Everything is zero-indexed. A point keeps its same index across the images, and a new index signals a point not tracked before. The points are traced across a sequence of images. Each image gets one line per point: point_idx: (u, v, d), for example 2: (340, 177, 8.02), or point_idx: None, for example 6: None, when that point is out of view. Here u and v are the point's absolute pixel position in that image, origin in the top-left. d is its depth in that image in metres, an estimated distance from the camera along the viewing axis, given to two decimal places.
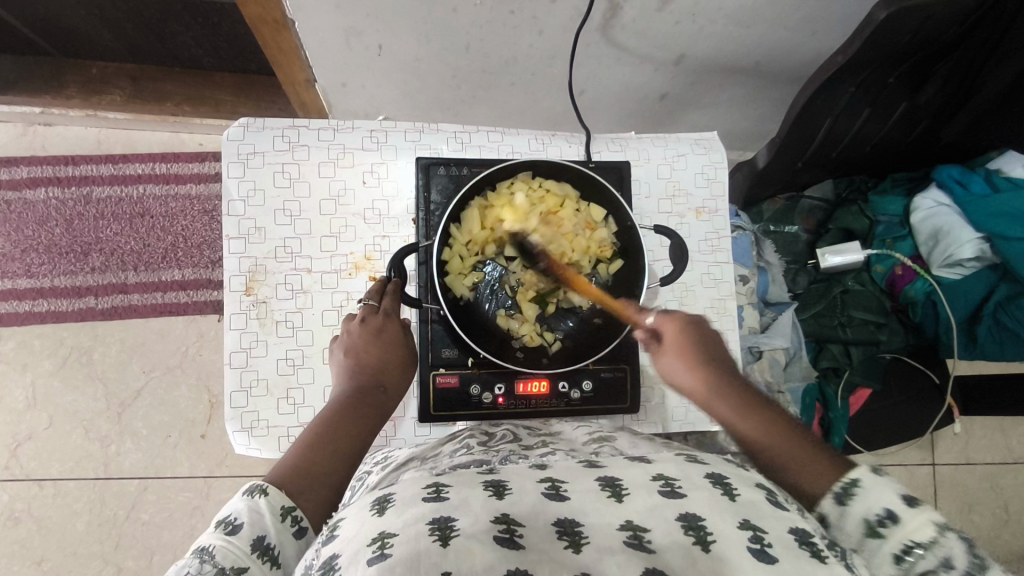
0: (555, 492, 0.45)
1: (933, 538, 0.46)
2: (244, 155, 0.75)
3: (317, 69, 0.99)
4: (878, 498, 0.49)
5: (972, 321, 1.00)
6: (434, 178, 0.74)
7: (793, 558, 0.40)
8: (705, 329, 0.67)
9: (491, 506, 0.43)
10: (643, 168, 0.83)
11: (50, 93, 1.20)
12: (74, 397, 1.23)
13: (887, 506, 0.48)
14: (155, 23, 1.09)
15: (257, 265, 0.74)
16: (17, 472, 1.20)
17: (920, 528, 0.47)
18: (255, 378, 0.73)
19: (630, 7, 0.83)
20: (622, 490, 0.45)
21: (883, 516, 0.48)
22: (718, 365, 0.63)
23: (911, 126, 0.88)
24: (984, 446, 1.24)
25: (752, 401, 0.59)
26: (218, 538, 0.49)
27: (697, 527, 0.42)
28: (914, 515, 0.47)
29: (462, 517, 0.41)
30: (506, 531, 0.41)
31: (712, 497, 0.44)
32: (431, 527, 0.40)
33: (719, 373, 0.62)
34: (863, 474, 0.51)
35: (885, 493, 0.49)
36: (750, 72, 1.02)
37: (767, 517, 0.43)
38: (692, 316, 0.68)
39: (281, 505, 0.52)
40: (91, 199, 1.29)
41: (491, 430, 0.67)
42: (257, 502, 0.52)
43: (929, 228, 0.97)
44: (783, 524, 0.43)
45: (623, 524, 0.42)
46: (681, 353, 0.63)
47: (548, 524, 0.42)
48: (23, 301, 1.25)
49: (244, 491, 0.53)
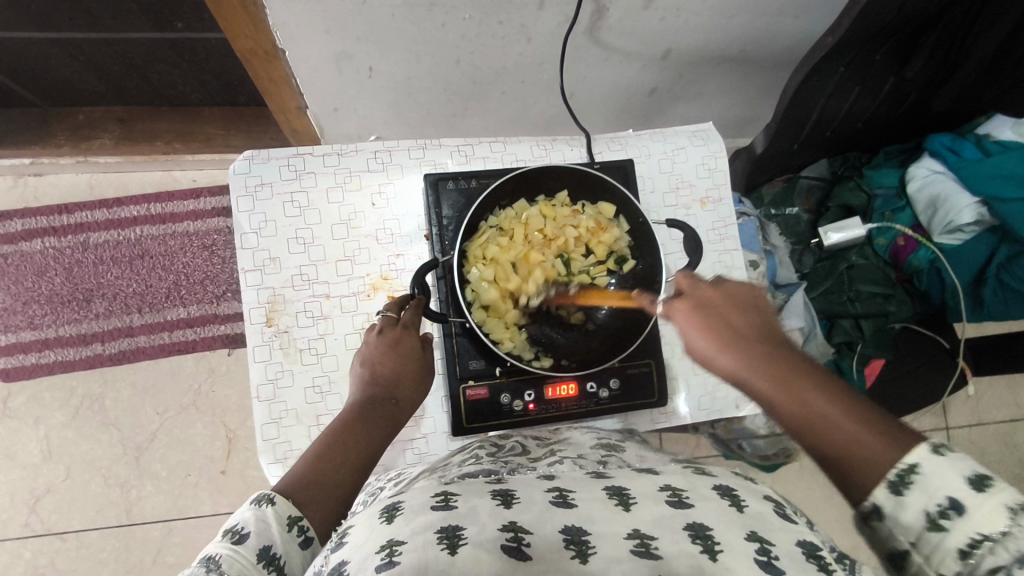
0: (562, 500, 0.46)
1: (1006, 528, 0.39)
2: (252, 187, 0.75)
3: (308, 97, 1.00)
4: (940, 485, 0.42)
5: (977, 284, 1.00)
6: (444, 193, 0.74)
7: (799, 569, 0.41)
8: (740, 296, 0.58)
9: (498, 516, 0.43)
10: (645, 165, 0.84)
11: (41, 142, 1.20)
12: (89, 446, 1.23)
13: (950, 495, 0.41)
14: (141, 66, 1.09)
15: (275, 295, 0.74)
16: (38, 527, 1.19)
17: (991, 518, 0.39)
18: (284, 409, 0.73)
19: (615, 8, 0.85)
20: (630, 499, 0.46)
21: (945, 506, 0.41)
22: (757, 344, 0.53)
23: (900, 99, 0.88)
24: (994, 406, 1.28)
25: (795, 376, 0.50)
26: (223, 546, 0.49)
27: (704, 536, 0.42)
28: (981, 504, 0.40)
29: (470, 526, 0.41)
30: (514, 539, 0.41)
31: (719, 509, 0.46)
32: (439, 535, 0.40)
33: (755, 349, 0.53)
34: (921, 454, 0.43)
35: (948, 478, 0.42)
36: (737, 60, 1.04)
37: (775, 529, 0.45)
38: (733, 285, 0.59)
39: (287, 516, 0.53)
40: (88, 245, 1.28)
41: (498, 441, 0.69)
42: (264, 512, 0.52)
43: (925, 196, 0.97)
44: (792, 538, 0.44)
45: (630, 534, 0.43)
46: (715, 335, 0.54)
47: (556, 530, 0.42)
48: (29, 354, 1.24)
49: (249, 501, 0.53)
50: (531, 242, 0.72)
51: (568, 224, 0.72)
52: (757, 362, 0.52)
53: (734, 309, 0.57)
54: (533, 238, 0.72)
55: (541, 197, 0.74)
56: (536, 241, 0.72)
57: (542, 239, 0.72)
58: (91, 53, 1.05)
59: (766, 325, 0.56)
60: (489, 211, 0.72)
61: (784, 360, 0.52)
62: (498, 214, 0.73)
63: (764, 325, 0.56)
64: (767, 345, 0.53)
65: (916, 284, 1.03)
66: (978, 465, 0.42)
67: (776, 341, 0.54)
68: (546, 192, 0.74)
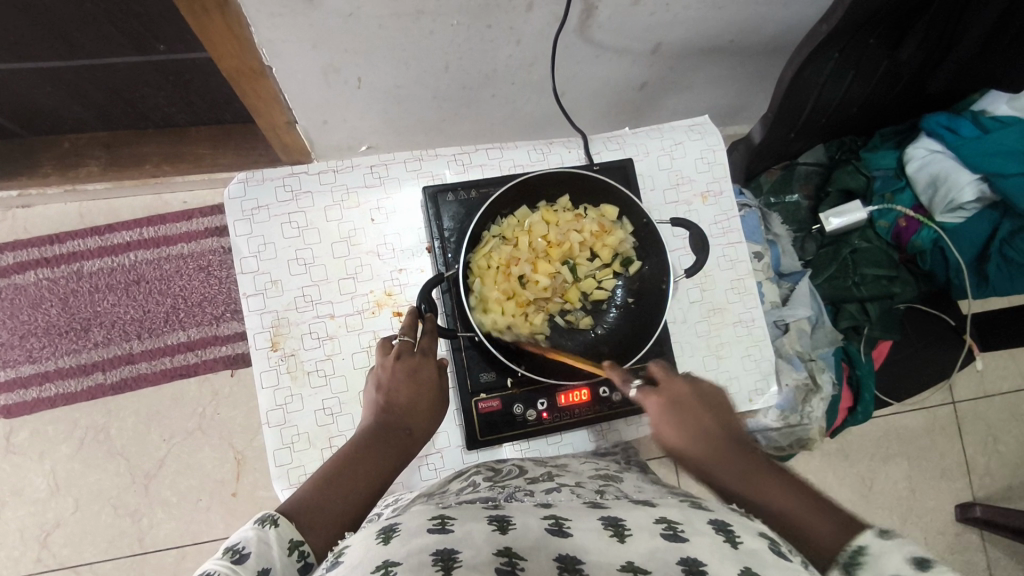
0: (558, 529, 0.44)
1: None
2: (249, 211, 0.74)
3: (297, 111, 0.99)
4: (885, 564, 0.43)
5: (982, 261, 0.99)
6: (444, 206, 0.73)
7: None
8: (702, 389, 0.60)
9: (493, 540, 0.42)
10: (644, 162, 0.83)
11: (26, 173, 1.18)
12: (96, 477, 1.21)
13: (892, 573, 0.42)
14: (122, 90, 1.07)
15: (279, 318, 0.73)
16: (51, 562, 1.18)
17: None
18: (296, 433, 0.72)
19: (605, 6, 0.84)
20: (625, 531, 0.45)
21: None
22: (724, 443, 0.55)
23: (894, 81, 0.88)
24: (1000, 378, 1.29)
25: (763, 477, 0.52)
26: (221, 562, 0.44)
27: (697, 571, 0.41)
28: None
29: (464, 550, 0.40)
30: (509, 564, 0.40)
31: (713, 544, 0.44)
32: (434, 558, 0.39)
33: (724, 446, 0.55)
34: (868, 538, 0.45)
35: (893, 558, 0.43)
36: (727, 50, 1.03)
37: (770, 566, 0.43)
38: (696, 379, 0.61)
39: (289, 539, 0.49)
40: (82, 274, 1.26)
41: (496, 466, 0.69)
42: (266, 533, 0.48)
43: (925, 175, 0.97)
44: (785, 574, 0.42)
45: (623, 566, 0.41)
46: (685, 431, 0.56)
47: (550, 558, 0.41)
48: (29, 388, 1.23)
49: (252, 520, 0.49)
50: (535, 250, 0.71)
51: (569, 229, 0.72)
52: (726, 461, 0.54)
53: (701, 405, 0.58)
54: (537, 247, 0.71)
55: (540, 204, 0.73)
56: (540, 250, 0.71)
57: (546, 245, 0.71)
58: (71, 81, 1.03)
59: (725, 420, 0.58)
60: (493, 218, 0.71)
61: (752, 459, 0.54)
62: (500, 222, 0.71)
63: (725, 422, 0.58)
64: (734, 443, 0.56)
65: (920, 264, 1.03)
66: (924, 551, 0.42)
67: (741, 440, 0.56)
68: (545, 199, 0.73)
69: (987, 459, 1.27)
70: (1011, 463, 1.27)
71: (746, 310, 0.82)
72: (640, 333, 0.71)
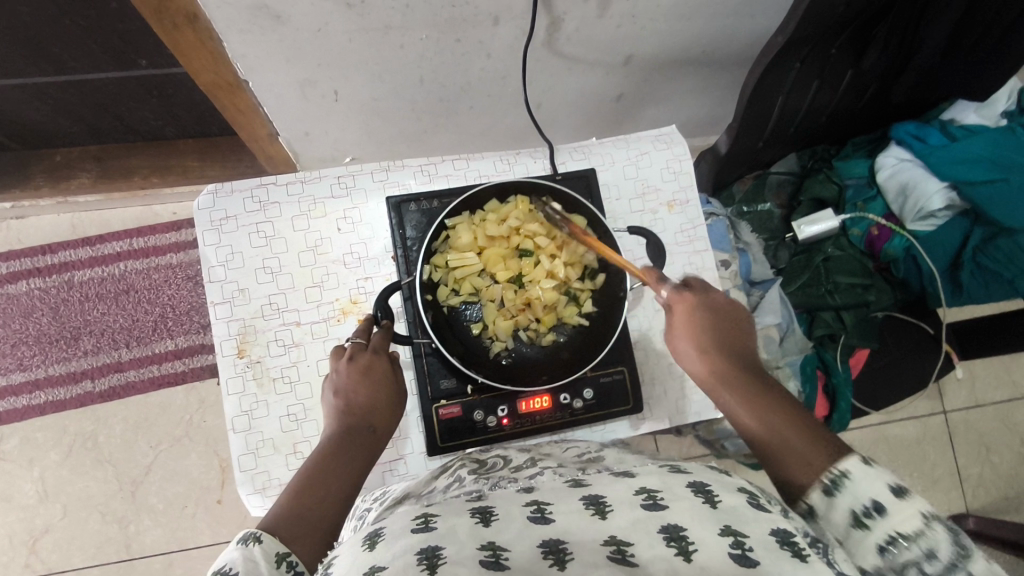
0: (541, 516, 0.44)
1: (918, 530, 0.46)
2: (217, 221, 0.75)
3: (278, 124, 1.01)
4: (866, 490, 0.49)
5: (955, 269, 0.99)
6: (407, 215, 0.74)
7: (772, 557, 0.41)
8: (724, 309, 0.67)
9: (478, 535, 0.42)
10: (609, 172, 0.84)
11: (19, 185, 1.21)
12: (85, 483, 1.23)
13: (876, 499, 0.49)
14: (109, 104, 1.09)
15: (246, 326, 0.75)
16: (39, 568, 1.20)
17: (907, 520, 0.47)
18: (261, 439, 0.73)
19: (570, 19, 0.85)
20: (606, 508, 0.45)
21: (870, 508, 0.49)
22: (732, 357, 0.63)
23: (861, 90, 0.89)
24: (989, 386, 1.27)
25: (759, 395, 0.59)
26: None
27: (678, 538, 0.42)
28: (901, 507, 0.48)
29: (449, 546, 0.41)
30: (493, 557, 0.40)
31: (693, 507, 0.44)
32: (419, 558, 0.40)
33: (729, 361, 0.63)
34: (854, 464, 0.51)
35: (874, 485, 0.49)
36: (700, 61, 1.04)
37: (750, 522, 0.44)
38: (711, 295, 0.67)
39: (275, 553, 0.49)
40: (73, 283, 1.29)
41: (481, 457, 0.67)
42: (251, 551, 0.48)
43: (896, 184, 0.98)
44: (765, 526, 0.44)
45: (607, 540, 0.42)
46: (693, 339, 0.64)
47: (534, 546, 0.41)
48: (20, 396, 1.25)
49: (236, 541, 0.49)
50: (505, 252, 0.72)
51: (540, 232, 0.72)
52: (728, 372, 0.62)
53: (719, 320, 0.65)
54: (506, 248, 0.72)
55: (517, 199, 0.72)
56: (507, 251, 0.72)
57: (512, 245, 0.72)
58: (59, 96, 1.06)
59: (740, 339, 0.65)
60: (466, 209, 0.71)
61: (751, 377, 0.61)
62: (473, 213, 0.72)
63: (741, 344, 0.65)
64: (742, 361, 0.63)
65: (894, 272, 1.04)
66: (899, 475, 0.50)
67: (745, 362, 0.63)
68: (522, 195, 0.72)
69: (981, 469, 1.25)
70: (1004, 472, 1.25)
71: None
72: (593, 346, 0.71)
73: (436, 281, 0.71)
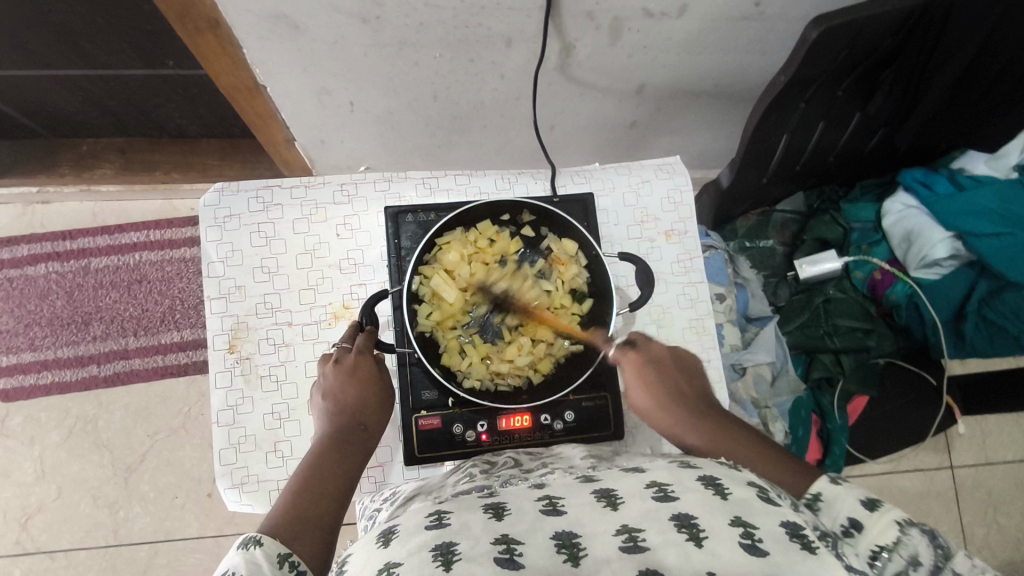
0: (553, 508, 0.45)
1: (897, 538, 0.48)
2: (221, 219, 0.78)
3: (295, 129, 1.04)
4: (841, 509, 0.51)
5: (958, 320, 0.99)
6: (403, 226, 0.75)
7: (783, 548, 0.40)
8: (671, 358, 0.68)
9: (491, 528, 0.43)
10: (609, 198, 0.85)
11: (47, 172, 1.26)
12: (81, 466, 1.25)
13: (852, 516, 0.50)
14: (137, 99, 1.13)
15: (239, 322, 0.76)
16: (29, 546, 1.22)
17: (884, 531, 0.48)
18: (244, 434, 0.74)
19: (583, 46, 0.87)
20: (617, 499, 0.45)
21: (849, 526, 0.50)
22: (689, 406, 0.64)
23: (869, 133, 0.88)
24: (994, 445, 1.24)
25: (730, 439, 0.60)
26: None
27: (689, 525, 0.41)
28: (876, 520, 0.49)
29: (463, 541, 0.41)
30: (506, 552, 0.41)
31: (704, 499, 0.44)
32: (434, 553, 0.40)
33: (685, 411, 0.63)
34: (823, 484, 0.53)
35: (847, 502, 0.51)
36: (713, 94, 1.05)
37: (759, 514, 0.43)
38: (655, 345, 0.68)
39: (277, 553, 0.50)
40: (89, 269, 1.33)
41: (491, 458, 0.69)
42: (253, 554, 0.48)
43: (900, 231, 0.98)
44: (774, 518, 0.42)
45: (618, 529, 0.42)
46: (648, 391, 0.65)
47: (547, 537, 0.42)
48: (28, 374, 1.28)
49: (236, 546, 0.49)
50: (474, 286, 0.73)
51: (525, 262, 0.75)
52: (690, 421, 0.62)
53: (669, 371, 0.67)
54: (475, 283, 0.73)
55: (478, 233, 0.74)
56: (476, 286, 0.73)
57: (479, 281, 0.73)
58: (91, 89, 1.10)
59: (694, 387, 0.66)
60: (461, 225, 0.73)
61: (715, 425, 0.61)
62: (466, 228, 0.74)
63: (693, 390, 0.66)
64: (702, 408, 0.64)
65: (895, 319, 1.03)
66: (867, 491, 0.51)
67: (705, 409, 0.64)
68: (487, 230, 0.74)
69: (987, 530, 1.21)
70: (1008, 535, 1.20)
71: (704, 350, 0.81)
72: (576, 369, 0.72)
73: (421, 293, 0.71)
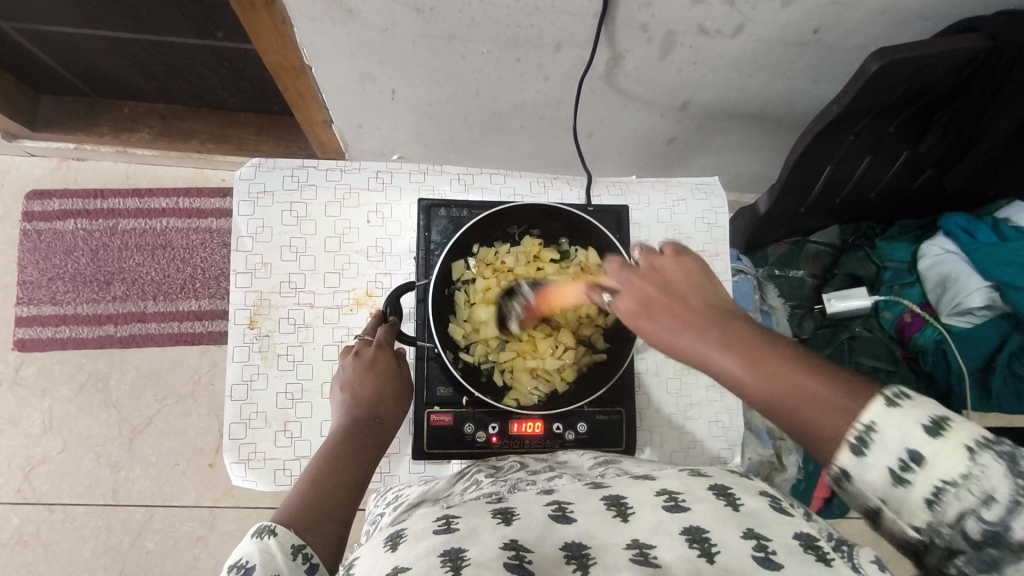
0: (562, 514, 0.44)
1: (967, 471, 0.37)
2: (254, 194, 0.78)
3: (334, 112, 1.04)
4: (901, 439, 0.39)
5: (986, 371, 0.96)
6: (434, 220, 0.75)
7: (796, 562, 0.39)
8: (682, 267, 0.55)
9: (500, 533, 0.42)
10: (642, 212, 0.84)
11: (85, 130, 1.27)
12: (88, 422, 1.26)
13: (911, 448, 0.39)
14: (182, 67, 1.14)
15: (261, 298, 0.76)
16: (29, 495, 1.23)
17: (951, 461, 0.37)
18: (254, 411, 0.74)
19: (632, 56, 0.86)
20: (628, 509, 0.44)
21: (908, 461, 0.39)
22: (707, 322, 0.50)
23: (915, 172, 0.87)
24: None
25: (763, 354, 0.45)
26: None
27: (701, 539, 0.41)
28: (940, 449, 0.38)
29: (472, 547, 0.40)
30: (516, 557, 0.40)
31: (716, 510, 0.43)
32: (442, 559, 0.39)
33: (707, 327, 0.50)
34: (876, 409, 0.40)
35: (907, 431, 0.39)
36: (756, 117, 1.03)
37: (772, 525, 0.43)
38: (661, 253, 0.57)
39: (291, 544, 0.48)
40: (116, 230, 1.34)
41: (496, 462, 0.69)
42: (266, 543, 0.48)
43: (936, 275, 0.96)
44: (788, 530, 0.42)
45: (629, 543, 0.41)
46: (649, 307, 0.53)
47: (557, 547, 0.41)
48: (46, 327, 1.29)
49: (249, 535, 0.49)
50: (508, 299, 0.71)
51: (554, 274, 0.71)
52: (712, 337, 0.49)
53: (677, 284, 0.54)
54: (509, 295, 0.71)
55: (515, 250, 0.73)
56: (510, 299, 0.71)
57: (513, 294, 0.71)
58: (138, 53, 1.11)
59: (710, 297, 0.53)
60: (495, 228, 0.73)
61: (745, 338, 0.47)
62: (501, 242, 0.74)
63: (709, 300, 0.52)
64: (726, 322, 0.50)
65: (921, 364, 1.01)
66: (936, 408, 0.39)
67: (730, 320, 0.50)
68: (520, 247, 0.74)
69: None
70: None
71: None
72: (592, 385, 0.71)
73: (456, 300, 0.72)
